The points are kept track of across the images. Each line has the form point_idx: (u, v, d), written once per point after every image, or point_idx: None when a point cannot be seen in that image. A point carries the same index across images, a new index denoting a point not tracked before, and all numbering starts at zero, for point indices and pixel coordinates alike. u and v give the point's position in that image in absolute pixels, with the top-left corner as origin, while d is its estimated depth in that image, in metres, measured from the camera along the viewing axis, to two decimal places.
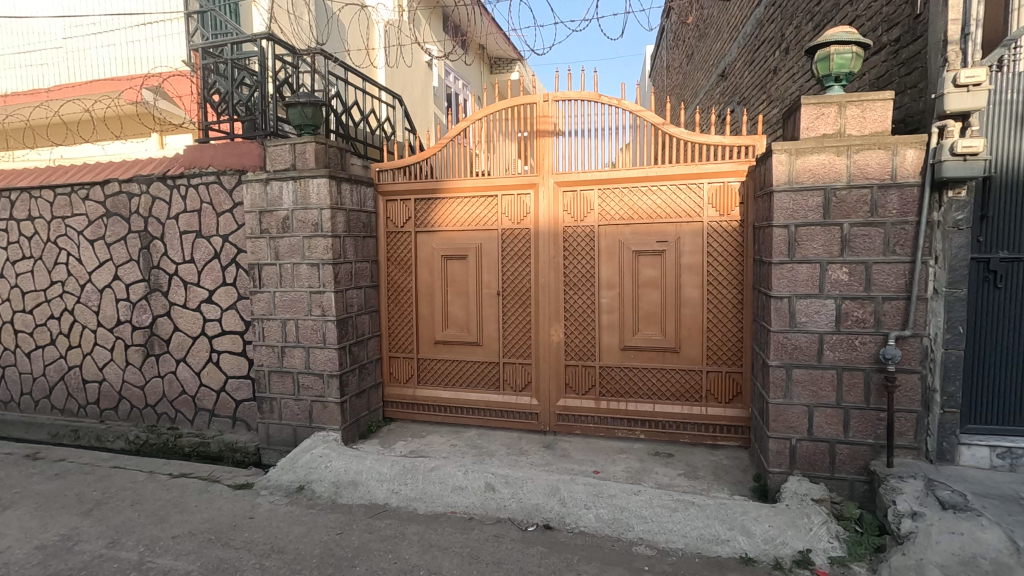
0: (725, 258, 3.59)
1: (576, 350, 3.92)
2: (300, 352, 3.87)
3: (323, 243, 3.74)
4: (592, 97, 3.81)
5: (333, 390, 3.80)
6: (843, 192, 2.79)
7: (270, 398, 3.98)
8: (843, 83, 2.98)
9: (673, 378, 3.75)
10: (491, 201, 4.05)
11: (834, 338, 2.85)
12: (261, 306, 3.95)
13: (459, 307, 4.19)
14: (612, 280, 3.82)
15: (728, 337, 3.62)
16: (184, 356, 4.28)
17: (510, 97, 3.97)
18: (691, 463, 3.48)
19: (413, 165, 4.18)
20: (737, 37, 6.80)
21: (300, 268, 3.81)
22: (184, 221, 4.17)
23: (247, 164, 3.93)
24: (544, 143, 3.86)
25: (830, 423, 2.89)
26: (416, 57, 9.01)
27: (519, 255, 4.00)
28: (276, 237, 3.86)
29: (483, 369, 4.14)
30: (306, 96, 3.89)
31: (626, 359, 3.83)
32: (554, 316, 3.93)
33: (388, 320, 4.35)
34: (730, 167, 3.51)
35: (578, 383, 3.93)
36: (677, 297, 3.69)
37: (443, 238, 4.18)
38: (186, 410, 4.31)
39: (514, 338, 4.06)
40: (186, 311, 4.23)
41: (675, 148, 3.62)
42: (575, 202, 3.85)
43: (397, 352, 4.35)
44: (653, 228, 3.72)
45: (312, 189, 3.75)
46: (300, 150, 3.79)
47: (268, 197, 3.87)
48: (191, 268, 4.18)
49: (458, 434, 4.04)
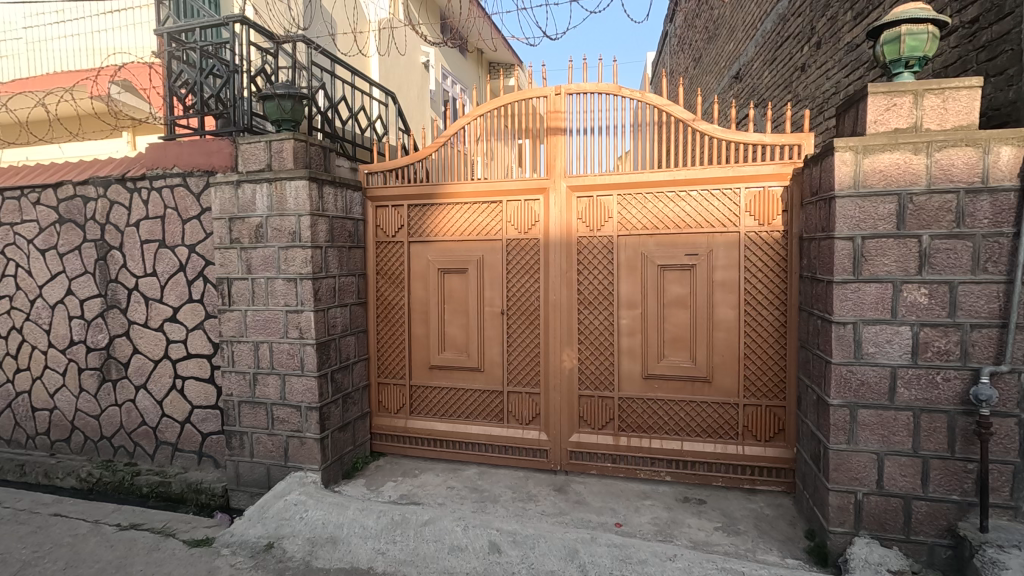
0: (765, 274, 3.11)
1: (591, 379, 3.43)
2: (275, 379, 3.36)
3: (302, 255, 3.25)
4: (612, 90, 3.35)
5: (313, 424, 3.29)
6: (922, 198, 2.32)
7: (240, 432, 3.47)
8: (915, 70, 2.51)
9: (703, 411, 3.26)
10: (494, 208, 3.58)
11: (911, 373, 2.38)
12: (231, 327, 3.44)
13: (458, 327, 3.70)
14: (633, 299, 3.34)
15: (769, 365, 3.14)
16: (144, 382, 3.76)
17: (517, 90, 3.51)
18: (727, 512, 2.97)
19: (406, 167, 3.71)
20: (754, 36, 6.39)
21: (274, 284, 3.32)
22: (145, 228, 3.67)
23: (216, 164, 3.45)
24: (555, 143, 3.40)
25: (905, 475, 2.41)
26: (412, 58, 8.58)
27: (526, 270, 3.52)
28: (248, 247, 3.36)
29: (485, 398, 3.65)
30: (284, 87, 3.41)
31: (650, 390, 3.34)
32: (566, 339, 3.44)
33: (377, 341, 3.85)
34: (772, 170, 3.05)
35: (594, 416, 3.44)
36: (710, 318, 3.21)
37: (440, 249, 3.70)
38: (146, 443, 3.79)
39: (520, 363, 3.57)
40: (147, 331, 3.72)
41: (707, 148, 3.16)
42: (591, 209, 3.37)
43: (387, 378, 3.85)
44: (681, 239, 3.25)
45: (289, 193, 3.26)
46: (277, 148, 3.32)
47: (240, 202, 3.37)
48: (153, 282, 3.68)
49: (456, 473, 3.53)
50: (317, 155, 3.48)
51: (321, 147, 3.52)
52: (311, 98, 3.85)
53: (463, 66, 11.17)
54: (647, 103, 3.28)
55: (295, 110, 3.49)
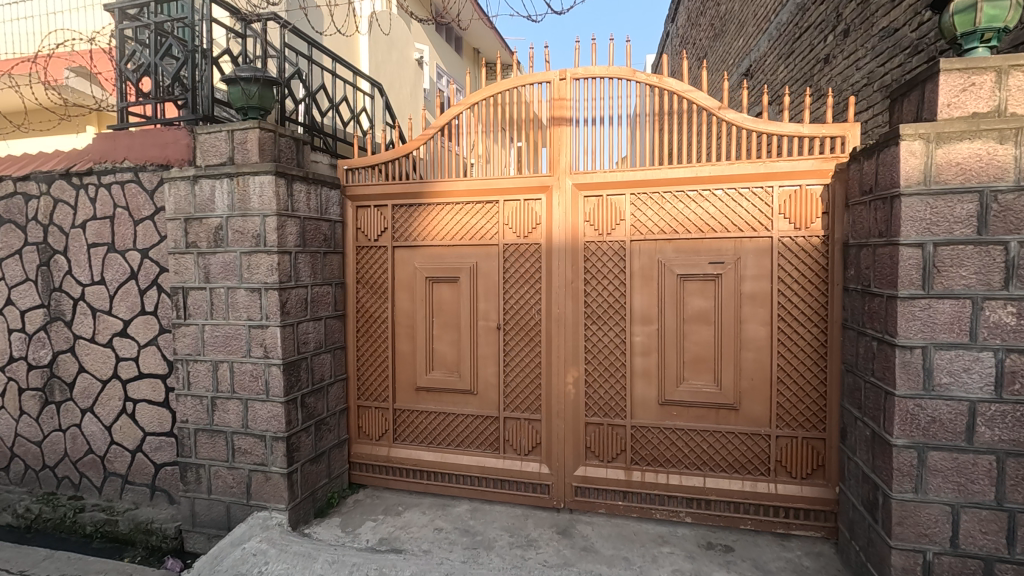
0: (802, 286, 2.70)
1: (600, 404, 3.00)
2: (236, 405, 2.91)
3: (267, 261, 2.81)
4: (626, 74, 2.94)
5: (279, 457, 2.85)
6: (1009, 197, 1.91)
7: (196, 464, 3.01)
8: (992, 43, 2.09)
9: (729, 443, 2.84)
10: (489, 208, 3.16)
11: (994, 410, 1.97)
12: (186, 343, 2.99)
13: (449, 344, 3.26)
14: (648, 313, 2.92)
15: (806, 391, 2.72)
16: (91, 406, 3.30)
17: (517, 76, 3.10)
18: (761, 564, 2.54)
19: (389, 162, 3.29)
20: (768, 29, 6.00)
21: (236, 294, 2.87)
22: (92, 230, 3.22)
23: (171, 156, 3.02)
24: (559, 135, 2.99)
25: (986, 532, 1.99)
26: (404, 54, 8.15)
27: (526, 280, 3.10)
28: (206, 252, 2.92)
29: (478, 425, 3.22)
30: (250, 70, 2.98)
31: (667, 417, 2.91)
32: (571, 358, 3.01)
33: (357, 359, 3.41)
34: (810, 166, 2.64)
35: (602, 446, 3.01)
36: (737, 336, 2.79)
37: (428, 255, 3.28)
38: (93, 474, 3.33)
39: (518, 386, 3.14)
40: (94, 347, 3.27)
41: (734, 141, 2.76)
42: (600, 210, 2.95)
43: (368, 401, 3.41)
44: (704, 244, 2.83)
45: (253, 189, 2.83)
46: (240, 139, 2.89)
47: (196, 201, 2.93)
48: (101, 292, 3.23)
49: (445, 510, 3.09)
50: (288, 147, 3.06)
51: (292, 139, 3.09)
52: (284, 84, 3.42)
53: (460, 66, 10.80)
54: (664, 89, 2.88)
55: (262, 97, 3.06)
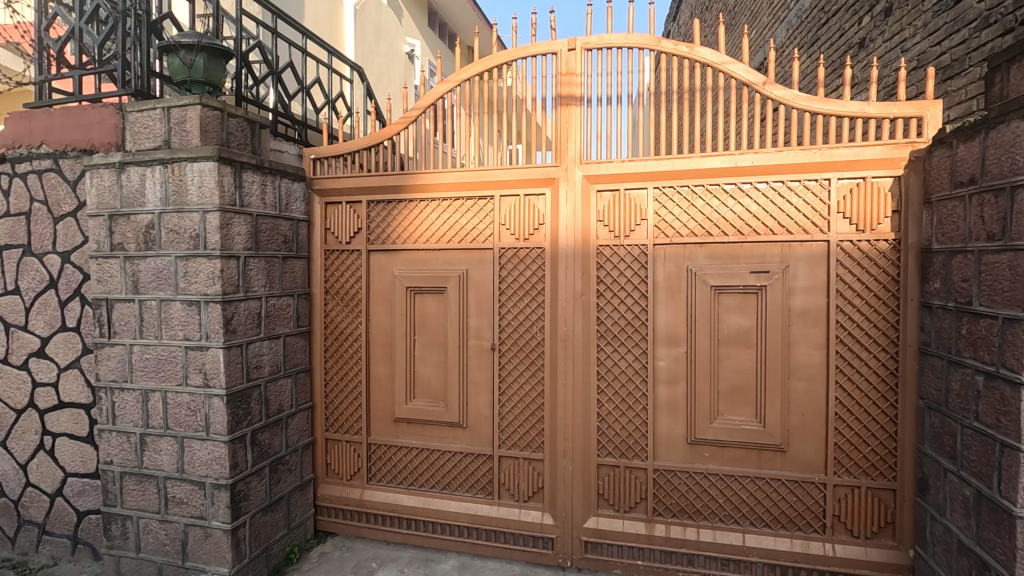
0: (867, 302, 2.20)
1: (616, 442, 2.49)
2: (170, 445, 2.37)
3: (208, 267, 2.27)
4: (650, 44, 2.44)
5: (221, 510, 2.31)
6: None
7: (122, 516, 2.46)
8: None
9: (774, 492, 2.32)
10: (483, 205, 2.64)
11: None
12: (111, 368, 2.44)
13: (433, 367, 2.74)
14: (675, 333, 2.41)
15: (872, 431, 2.21)
16: (4, 439, 2.74)
17: (519, 49, 2.60)
18: None
19: (365, 151, 2.80)
20: (787, 17, 5.53)
21: (170, 308, 2.33)
22: (5, 229, 2.67)
23: (96, 140, 2.48)
24: (567, 117, 2.50)
25: None
26: (395, 46, 7.65)
27: (526, 291, 2.58)
28: (134, 257, 2.37)
29: (469, 464, 2.70)
30: (193, 37, 2.45)
31: (697, 460, 2.40)
32: (582, 386, 2.49)
33: (325, 384, 2.88)
34: (879, 153, 2.14)
35: (618, 493, 2.48)
36: (783, 363, 2.28)
37: (409, 260, 2.76)
38: (5, 522, 2.77)
39: (516, 419, 2.62)
40: (6, 369, 2.71)
41: (781, 123, 2.26)
42: (617, 207, 2.45)
43: (337, 433, 2.87)
44: (744, 250, 2.32)
45: (191, 178, 2.30)
46: (179, 118, 2.36)
47: (124, 193, 2.39)
48: (15, 303, 2.68)
49: (428, 569, 2.55)
50: (239, 130, 2.52)
51: (246, 120, 2.56)
52: (241, 57, 2.88)
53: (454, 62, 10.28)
54: (695, 60, 2.38)
55: (209, 70, 2.54)
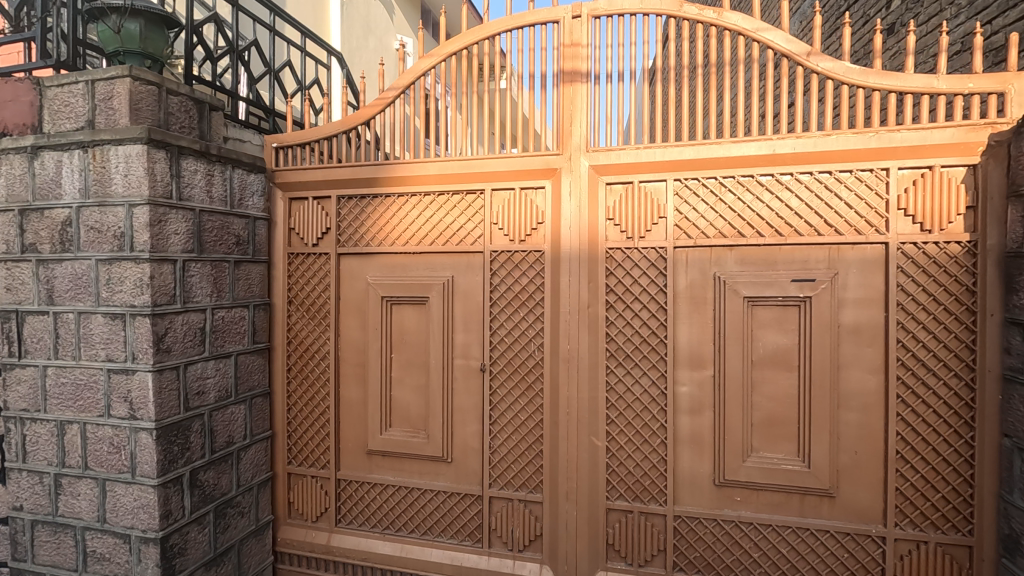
0: (935, 318, 1.81)
1: (628, 481, 2.09)
2: (90, 488, 1.95)
3: (135, 274, 1.86)
4: (669, 9, 2.06)
5: (150, 569, 1.89)
6: None
7: (33, 573, 2.04)
8: None
9: (821, 545, 1.93)
10: (471, 200, 2.26)
11: None
12: (20, 394, 2.02)
13: (412, 391, 2.33)
14: (699, 353, 2.02)
15: (941, 474, 1.82)
16: None
17: (515, 18, 2.22)
18: None
19: (336, 138, 2.40)
20: (800, 8, 5.17)
21: (92, 322, 1.93)
22: None
23: (9, 121, 2.07)
24: (570, 97, 2.12)
25: None
26: (384, 41, 7.27)
27: (522, 301, 2.18)
28: (50, 260, 1.96)
29: (454, 506, 2.29)
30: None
31: (726, 505, 2.01)
32: (586, 415, 2.09)
33: (288, 409, 2.47)
34: (950, 136, 1.75)
35: (632, 544, 2.08)
36: (832, 391, 1.89)
37: (386, 264, 2.36)
38: None
39: (509, 453, 2.22)
40: None
41: (829, 100, 1.87)
42: (629, 203, 2.06)
43: (302, 467, 2.46)
44: (784, 256, 1.94)
45: (116, 165, 1.90)
46: (105, 93, 1.95)
47: (38, 184, 1.98)
48: None
49: None
50: (183, 110, 2.11)
51: (192, 99, 2.15)
52: (193, 29, 2.47)
53: None
54: (724, 29, 2.00)
55: (146, 40, 2.14)
